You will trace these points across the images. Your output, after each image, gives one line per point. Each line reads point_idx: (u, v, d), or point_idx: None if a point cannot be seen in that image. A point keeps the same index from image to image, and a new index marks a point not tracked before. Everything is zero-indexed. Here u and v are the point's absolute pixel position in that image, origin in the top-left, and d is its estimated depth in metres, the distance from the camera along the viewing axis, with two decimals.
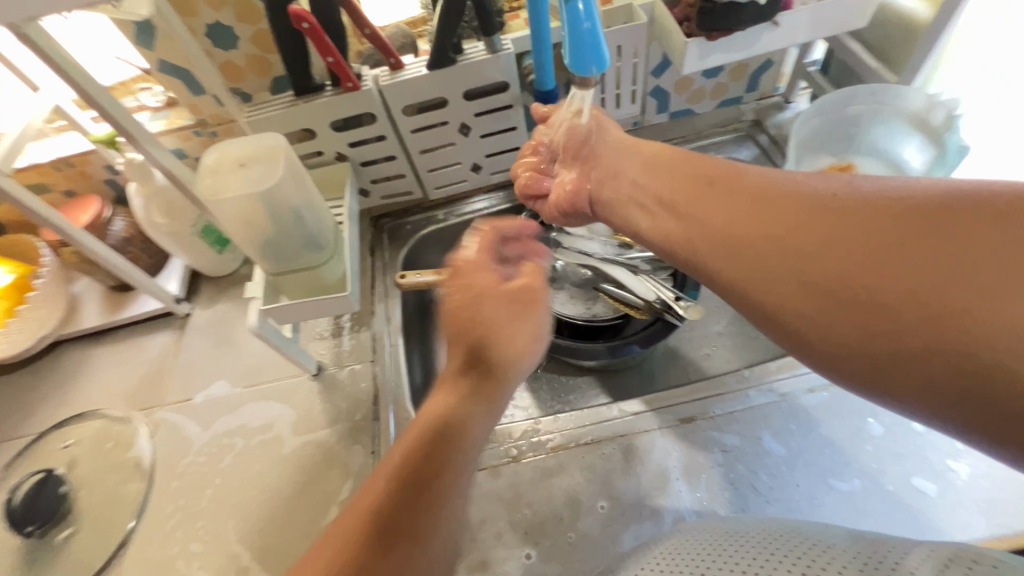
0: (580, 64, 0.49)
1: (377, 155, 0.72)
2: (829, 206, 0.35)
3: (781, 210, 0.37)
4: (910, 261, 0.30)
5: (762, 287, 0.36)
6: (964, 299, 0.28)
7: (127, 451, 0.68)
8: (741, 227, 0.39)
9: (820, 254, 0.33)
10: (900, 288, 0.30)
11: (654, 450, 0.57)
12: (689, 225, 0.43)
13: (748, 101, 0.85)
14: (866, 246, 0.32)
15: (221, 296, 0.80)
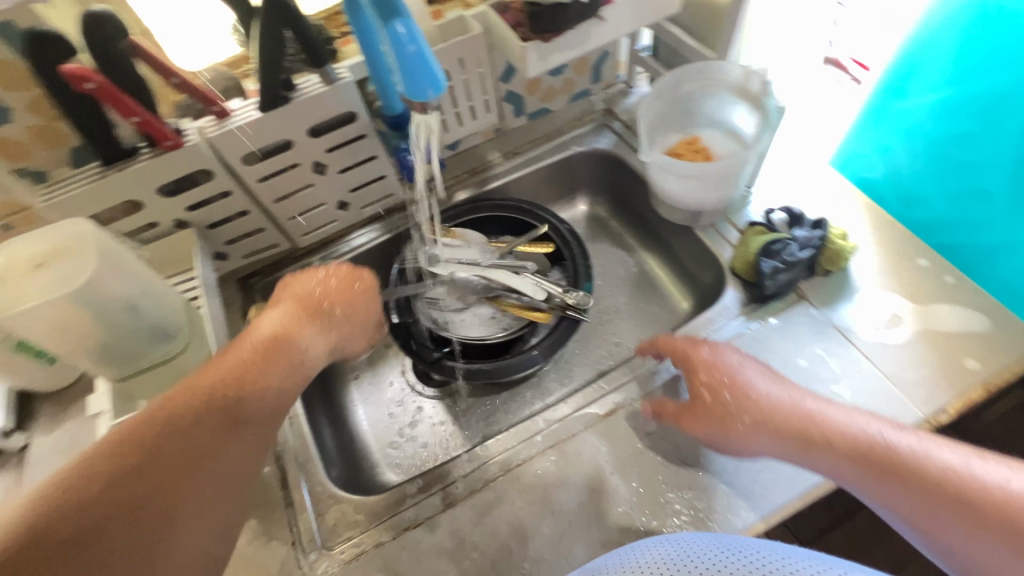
0: (418, 91, 0.46)
1: (226, 213, 0.64)
2: (838, 433, 0.46)
3: (799, 424, 0.47)
4: (913, 477, 0.42)
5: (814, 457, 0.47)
6: (962, 510, 0.40)
7: None
8: (793, 424, 0.48)
9: (860, 468, 0.44)
10: (902, 496, 0.42)
11: (585, 451, 0.57)
12: (740, 406, 0.50)
13: (596, 92, 0.89)
14: (880, 467, 0.43)
15: (66, 413, 0.67)
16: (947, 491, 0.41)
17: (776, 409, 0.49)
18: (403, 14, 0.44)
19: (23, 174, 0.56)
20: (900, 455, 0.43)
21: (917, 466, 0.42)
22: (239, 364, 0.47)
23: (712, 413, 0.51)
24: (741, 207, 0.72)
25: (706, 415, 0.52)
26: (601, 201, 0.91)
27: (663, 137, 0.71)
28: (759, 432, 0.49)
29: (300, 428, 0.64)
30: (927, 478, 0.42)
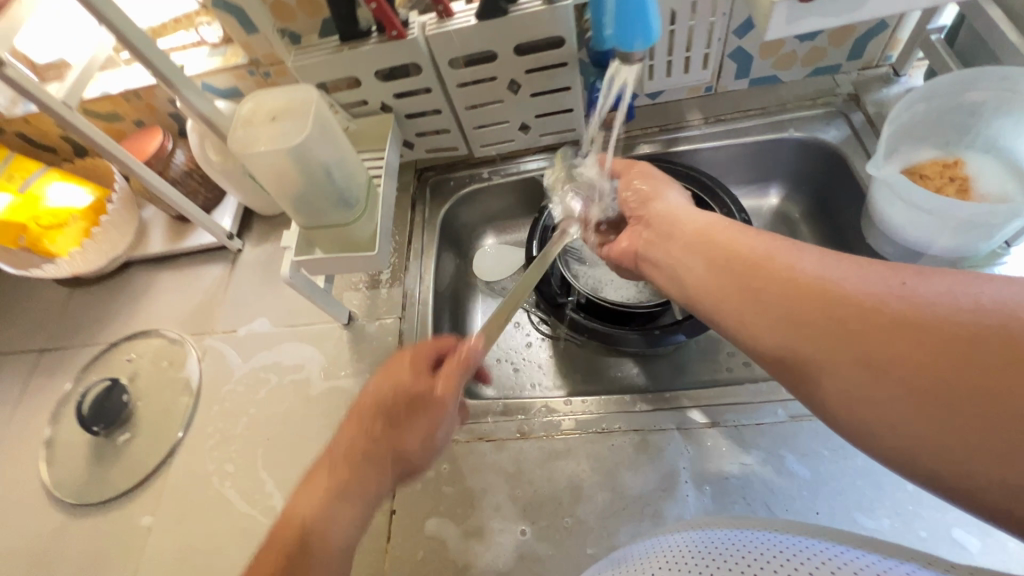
0: (626, 39, 0.51)
1: (422, 108, 0.70)
2: (793, 278, 0.37)
3: (749, 273, 0.40)
4: (880, 329, 0.31)
5: (825, 364, 0.33)
6: (932, 384, 0.28)
7: (179, 370, 0.75)
8: (807, 305, 0.35)
9: (887, 347, 0.30)
10: (875, 346, 0.31)
11: (666, 450, 0.55)
12: (749, 301, 0.39)
13: (847, 70, 0.73)
14: (849, 322, 0.32)
15: (270, 235, 0.85)
16: (933, 343, 0.29)
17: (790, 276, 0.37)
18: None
19: (284, 34, 0.66)
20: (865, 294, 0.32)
21: (902, 306, 0.31)
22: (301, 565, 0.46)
23: (685, 257, 0.46)
24: (987, 263, 0.56)
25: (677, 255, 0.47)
26: (798, 199, 0.78)
27: (910, 151, 0.57)
28: (716, 292, 0.42)
29: (425, 315, 0.72)
30: (907, 334, 0.30)
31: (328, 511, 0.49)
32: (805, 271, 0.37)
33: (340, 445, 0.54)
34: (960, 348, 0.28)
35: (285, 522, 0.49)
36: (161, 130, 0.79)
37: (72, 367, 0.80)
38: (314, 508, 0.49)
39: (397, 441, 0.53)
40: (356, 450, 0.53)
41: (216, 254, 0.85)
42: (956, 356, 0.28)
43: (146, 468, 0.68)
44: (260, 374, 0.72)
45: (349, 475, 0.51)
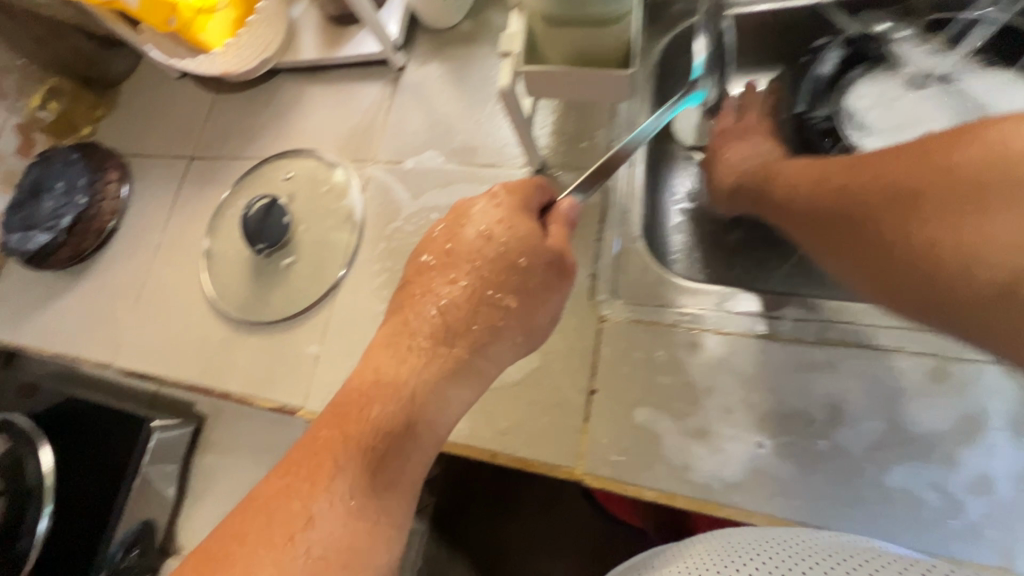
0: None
1: None
2: (816, 180, 0.44)
3: (842, 206, 0.41)
4: (901, 191, 0.37)
5: (861, 252, 0.40)
6: (945, 217, 0.35)
7: (339, 199, 0.67)
8: (851, 188, 0.41)
9: (872, 203, 0.39)
10: (869, 206, 0.39)
11: (974, 386, 0.43)
12: (801, 205, 0.45)
13: None
14: (894, 203, 0.37)
15: (439, 53, 0.71)
16: (952, 186, 0.35)
17: (838, 176, 0.42)
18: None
19: None
20: (918, 166, 0.37)
21: (911, 177, 0.37)
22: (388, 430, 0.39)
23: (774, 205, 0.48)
24: None
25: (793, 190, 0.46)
26: None
27: None
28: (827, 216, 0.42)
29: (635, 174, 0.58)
30: (939, 191, 0.35)
31: (444, 392, 0.41)
32: (836, 163, 0.44)
33: (450, 300, 0.43)
34: (965, 200, 0.34)
35: (381, 388, 0.40)
36: None
37: (223, 179, 0.74)
38: (429, 380, 0.41)
39: (525, 324, 0.44)
40: (471, 298, 0.43)
41: (375, 69, 0.73)
42: (978, 197, 0.34)
43: (309, 297, 0.64)
44: (431, 216, 0.63)
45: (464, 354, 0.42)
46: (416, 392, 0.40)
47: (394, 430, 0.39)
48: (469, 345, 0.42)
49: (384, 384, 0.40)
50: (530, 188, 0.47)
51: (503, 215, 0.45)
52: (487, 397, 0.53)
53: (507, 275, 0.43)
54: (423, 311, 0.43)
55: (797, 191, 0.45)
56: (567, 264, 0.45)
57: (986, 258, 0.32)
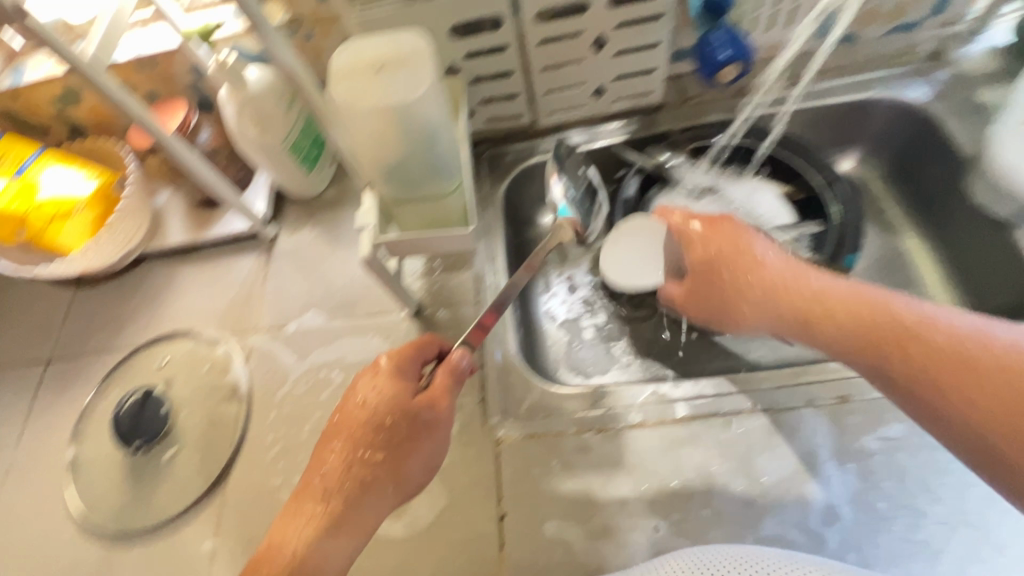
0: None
1: (492, 70, 0.63)
2: (865, 305, 0.43)
3: (905, 349, 0.40)
4: (900, 341, 0.40)
5: (920, 395, 0.38)
6: (947, 384, 0.37)
7: (223, 375, 0.66)
8: (907, 332, 0.40)
9: (940, 349, 0.38)
10: (931, 351, 0.38)
11: (801, 429, 0.51)
12: (846, 334, 0.43)
13: (927, 27, 0.70)
14: (881, 350, 0.41)
15: (308, 219, 0.76)
16: (976, 381, 0.36)
17: (892, 311, 0.42)
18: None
19: None
20: (927, 327, 0.40)
21: (898, 335, 0.40)
22: None
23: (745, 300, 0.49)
24: None
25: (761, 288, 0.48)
26: (874, 163, 0.75)
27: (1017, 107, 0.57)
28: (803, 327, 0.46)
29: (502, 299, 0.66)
30: (929, 355, 0.38)
31: (322, 551, 0.42)
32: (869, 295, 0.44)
33: (330, 466, 0.45)
34: (954, 378, 0.37)
35: (267, 555, 0.42)
36: (183, 102, 0.69)
37: (89, 377, 0.70)
38: (306, 541, 0.42)
39: (392, 478, 0.45)
40: (352, 462, 0.44)
41: (247, 242, 0.76)
42: (969, 371, 0.36)
43: (197, 487, 0.60)
44: (321, 374, 0.64)
45: (336, 517, 0.43)
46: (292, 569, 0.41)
47: None
48: (343, 502, 0.44)
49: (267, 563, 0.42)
50: (413, 351, 0.50)
51: (382, 381, 0.47)
52: (401, 550, 0.52)
53: (377, 434, 0.45)
54: (305, 489, 0.44)
55: (849, 326, 0.43)
56: (433, 416, 0.46)
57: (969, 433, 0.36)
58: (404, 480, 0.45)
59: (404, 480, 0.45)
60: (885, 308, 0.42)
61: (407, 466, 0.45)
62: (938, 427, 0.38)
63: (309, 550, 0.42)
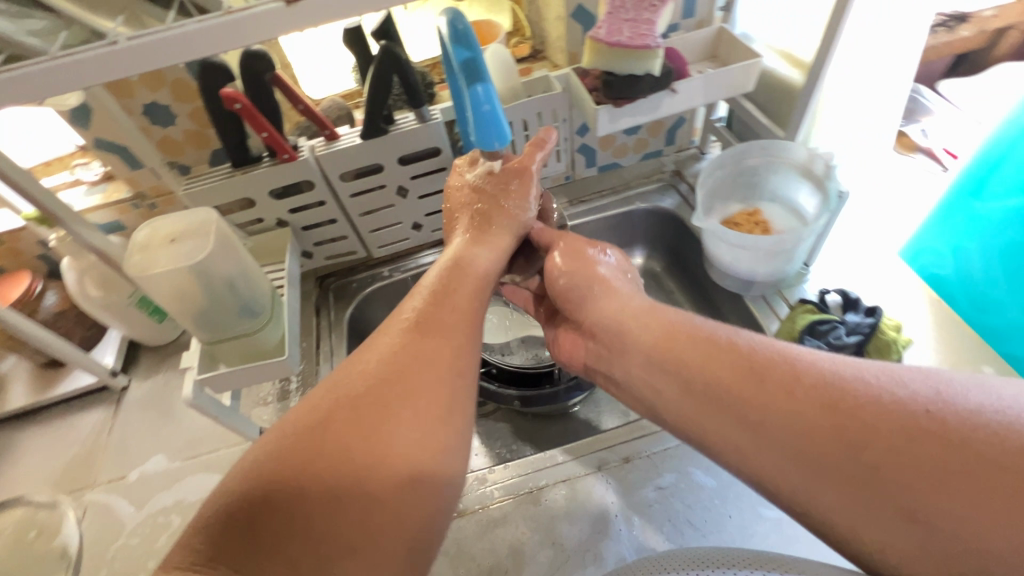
0: (486, 140, 0.44)
1: (318, 219, 0.75)
2: (782, 391, 0.36)
3: (841, 459, 0.33)
4: (862, 445, 0.32)
5: (852, 519, 0.32)
6: (923, 496, 0.30)
7: (53, 539, 0.64)
8: (826, 437, 0.33)
9: (882, 460, 0.31)
10: (878, 463, 0.32)
11: (594, 491, 0.59)
12: (762, 438, 0.36)
13: (668, 153, 0.92)
14: (848, 462, 0.32)
15: (160, 365, 0.80)
16: (933, 508, 0.30)
17: (819, 409, 0.34)
18: (485, 77, 0.42)
19: (174, 166, 0.70)
20: (885, 409, 0.33)
21: (857, 435, 0.32)
22: (314, 444, 0.35)
23: (657, 374, 0.43)
24: (796, 283, 0.72)
25: (693, 362, 0.41)
26: (657, 256, 0.93)
27: (723, 206, 0.73)
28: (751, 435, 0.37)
29: None
30: (897, 463, 0.31)
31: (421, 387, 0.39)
32: (787, 374, 0.37)
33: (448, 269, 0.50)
34: (928, 497, 0.30)
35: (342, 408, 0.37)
36: (26, 272, 0.75)
37: None
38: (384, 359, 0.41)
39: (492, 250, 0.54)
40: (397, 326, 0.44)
41: (96, 396, 0.78)
42: (950, 477, 0.30)
43: None
44: (158, 519, 0.64)
45: (386, 383, 0.39)
46: (345, 422, 0.36)
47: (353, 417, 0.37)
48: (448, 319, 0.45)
49: (319, 422, 0.36)
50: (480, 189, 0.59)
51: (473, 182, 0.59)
52: None
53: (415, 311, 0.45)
54: (350, 366, 0.40)
55: (773, 430, 0.35)
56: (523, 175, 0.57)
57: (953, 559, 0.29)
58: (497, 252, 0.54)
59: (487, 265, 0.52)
60: (807, 395, 0.35)
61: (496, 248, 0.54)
62: (905, 561, 0.31)
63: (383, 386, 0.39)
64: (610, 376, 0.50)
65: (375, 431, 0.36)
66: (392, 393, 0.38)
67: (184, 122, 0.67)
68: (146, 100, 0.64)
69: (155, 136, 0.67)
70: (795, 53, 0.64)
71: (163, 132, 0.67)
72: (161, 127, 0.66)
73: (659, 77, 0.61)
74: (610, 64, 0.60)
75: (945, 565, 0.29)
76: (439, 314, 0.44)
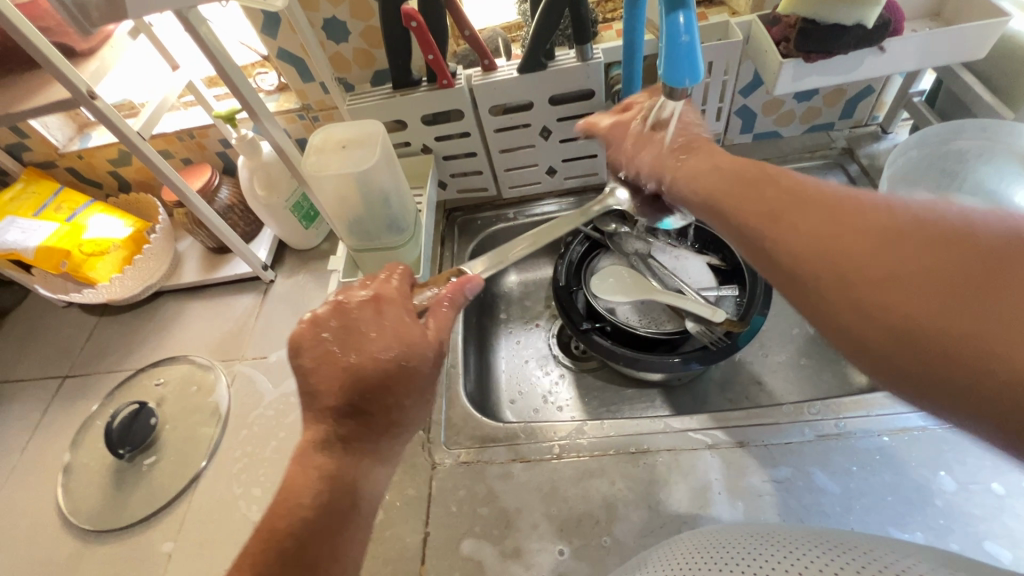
0: (676, 78, 0.43)
1: (459, 150, 0.76)
2: (804, 189, 0.36)
3: (832, 253, 0.32)
4: (863, 234, 0.31)
5: (850, 304, 0.31)
6: (908, 274, 0.29)
7: (207, 396, 0.76)
8: (831, 233, 0.32)
9: (878, 271, 0.30)
10: (859, 259, 0.31)
11: (699, 465, 0.57)
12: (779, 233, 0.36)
13: (840, 128, 0.80)
14: (801, 232, 0.34)
15: (301, 268, 0.88)
16: (923, 288, 0.28)
17: (830, 197, 0.34)
18: (687, 5, 0.41)
19: (341, 82, 0.75)
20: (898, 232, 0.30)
21: (903, 242, 0.30)
22: None
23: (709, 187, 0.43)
24: None
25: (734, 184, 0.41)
26: None
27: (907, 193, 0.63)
28: (770, 221, 0.36)
29: (455, 343, 0.74)
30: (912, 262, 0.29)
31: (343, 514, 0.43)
32: (812, 188, 0.36)
33: (375, 371, 0.45)
34: (929, 274, 0.28)
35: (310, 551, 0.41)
36: (207, 168, 0.84)
37: (95, 393, 0.80)
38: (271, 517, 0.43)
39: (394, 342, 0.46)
40: (351, 477, 0.44)
41: (248, 284, 0.88)
42: (953, 289, 0.27)
43: (168, 494, 0.67)
44: (291, 399, 0.73)
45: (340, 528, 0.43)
46: (314, 545, 0.41)
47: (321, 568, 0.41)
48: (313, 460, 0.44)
49: None
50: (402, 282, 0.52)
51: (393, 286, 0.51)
52: None
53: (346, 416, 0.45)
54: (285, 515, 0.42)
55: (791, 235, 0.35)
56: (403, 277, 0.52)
57: (927, 317, 0.28)
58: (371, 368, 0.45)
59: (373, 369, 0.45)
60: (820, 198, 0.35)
61: (388, 341, 0.46)
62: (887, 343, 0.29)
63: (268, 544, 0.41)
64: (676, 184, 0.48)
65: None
66: (299, 550, 0.41)
67: (356, 39, 0.70)
68: (327, 15, 0.67)
69: (329, 51, 0.71)
70: None
71: (336, 48, 0.71)
72: (335, 43, 0.70)
73: (870, 30, 0.53)
74: (815, 11, 0.53)
75: (944, 329, 0.27)
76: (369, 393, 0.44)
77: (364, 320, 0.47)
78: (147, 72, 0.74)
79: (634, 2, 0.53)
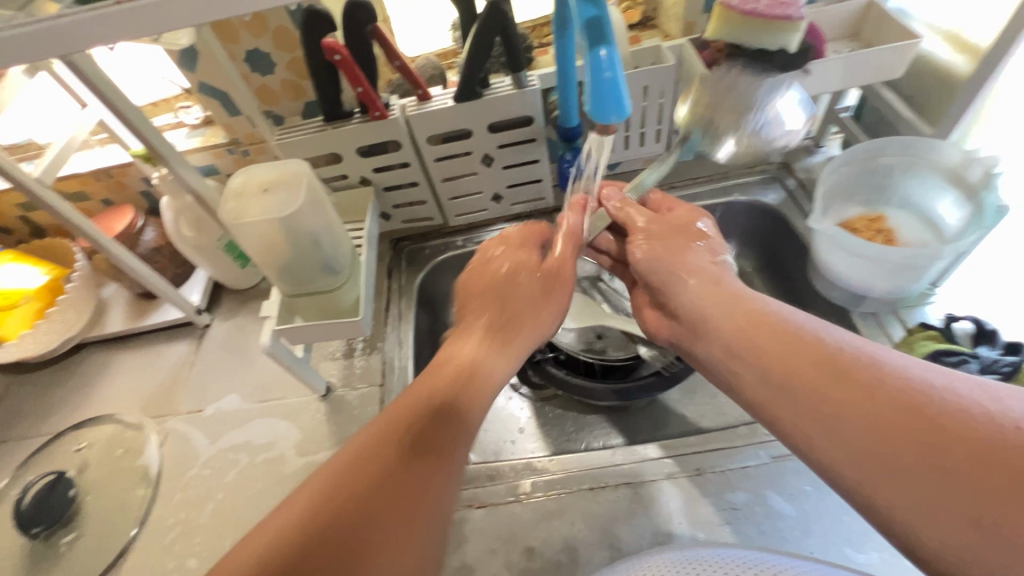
0: (602, 113, 0.41)
1: (400, 181, 0.73)
2: (832, 357, 0.39)
3: (883, 433, 0.34)
4: (907, 437, 0.33)
5: (900, 493, 0.33)
6: (963, 484, 0.31)
7: (137, 458, 0.69)
8: (879, 422, 0.35)
9: (928, 458, 0.32)
10: (911, 444, 0.33)
11: (661, 498, 0.55)
12: (810, 415, 0.38)
13: (776, 143, 0.82)
14: (843, 403, 0.37)
15: (240, 309, 0.83)
16: (952, 465, 0.31)
17: (873, 370, 0.37)
18: (608, 40, 0.40)
19: (270, 115, 0.71)
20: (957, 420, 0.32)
21: (970, 454, 0.31)
22: (387, 447, 0.39)
23: (735, 359, 0.44)
24: (916, 304, 0.63)
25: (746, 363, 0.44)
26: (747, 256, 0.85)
27: (840, 208, 0.65)
28: (811, 409, 0.38)
29: (406, 380, 0.71)
30: (956, 450, 0.31)
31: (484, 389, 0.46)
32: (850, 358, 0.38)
33: (526, 286, 0.52)
34: (985, 474, 0.30)
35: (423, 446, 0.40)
36: (129, 209, 0.78)
37: (7, 463, 0.72)
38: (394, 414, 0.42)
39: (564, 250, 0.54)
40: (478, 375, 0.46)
41: (181, 330, 0.82)
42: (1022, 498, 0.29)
43: (91, 573, 0.61)
44: (229, 455, 0.68)
45: (435, 425, 0.41)
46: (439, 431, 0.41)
47: (410, 446, 0.39)
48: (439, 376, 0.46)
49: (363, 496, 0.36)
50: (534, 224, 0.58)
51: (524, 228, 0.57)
52: None
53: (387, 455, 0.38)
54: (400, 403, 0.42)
55: (828, 420, 0.37)
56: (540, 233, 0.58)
57: (975, 542, 0.30)
58: (529, 287, 0.52)
59: (526, 301, 0.51)
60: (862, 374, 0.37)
61: (550, 283, 0.52)
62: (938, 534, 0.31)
63: (397, 430, 0.40)
64: (688, 352, 0.50)
65: (393, 479, 0.37)
66: (415, 433, 0.40)
67: (282, 71, 0.67)
68: (248, 47, 0.64)
69: (254, 84, 0.68)
70: (964, 34, 0.55)
71: (261, 80, 0.67)
72: (260, 75, 0.67)
73: (793, 54, 0.54)
74: (737, 36, 0.53)
75: (986, 537, 0.29)
76: (426, 432, 0.40)
77: (495, 261, 0.54)
78: (52, 109, 0.69)
79: (563, 31, 0.52)
